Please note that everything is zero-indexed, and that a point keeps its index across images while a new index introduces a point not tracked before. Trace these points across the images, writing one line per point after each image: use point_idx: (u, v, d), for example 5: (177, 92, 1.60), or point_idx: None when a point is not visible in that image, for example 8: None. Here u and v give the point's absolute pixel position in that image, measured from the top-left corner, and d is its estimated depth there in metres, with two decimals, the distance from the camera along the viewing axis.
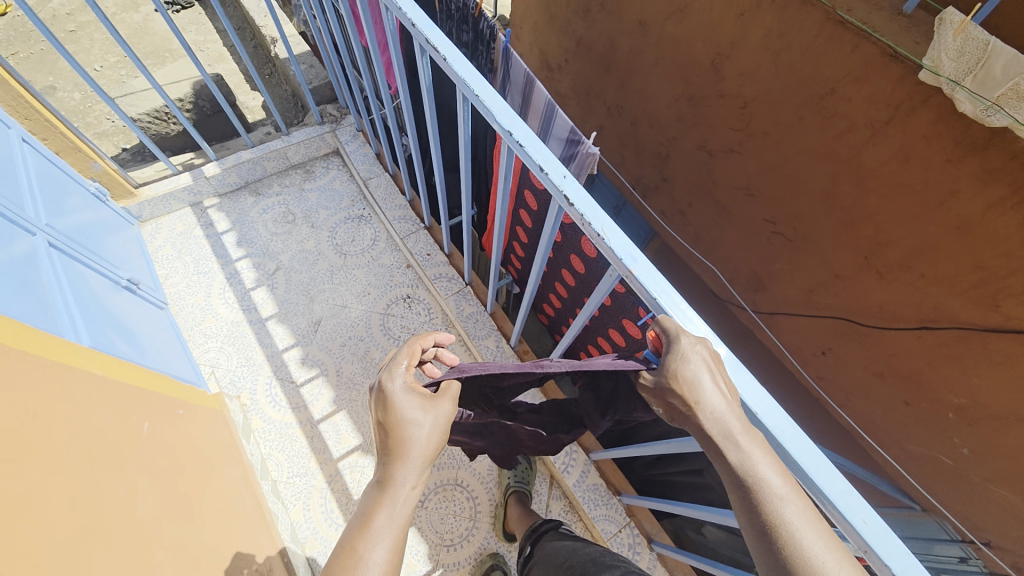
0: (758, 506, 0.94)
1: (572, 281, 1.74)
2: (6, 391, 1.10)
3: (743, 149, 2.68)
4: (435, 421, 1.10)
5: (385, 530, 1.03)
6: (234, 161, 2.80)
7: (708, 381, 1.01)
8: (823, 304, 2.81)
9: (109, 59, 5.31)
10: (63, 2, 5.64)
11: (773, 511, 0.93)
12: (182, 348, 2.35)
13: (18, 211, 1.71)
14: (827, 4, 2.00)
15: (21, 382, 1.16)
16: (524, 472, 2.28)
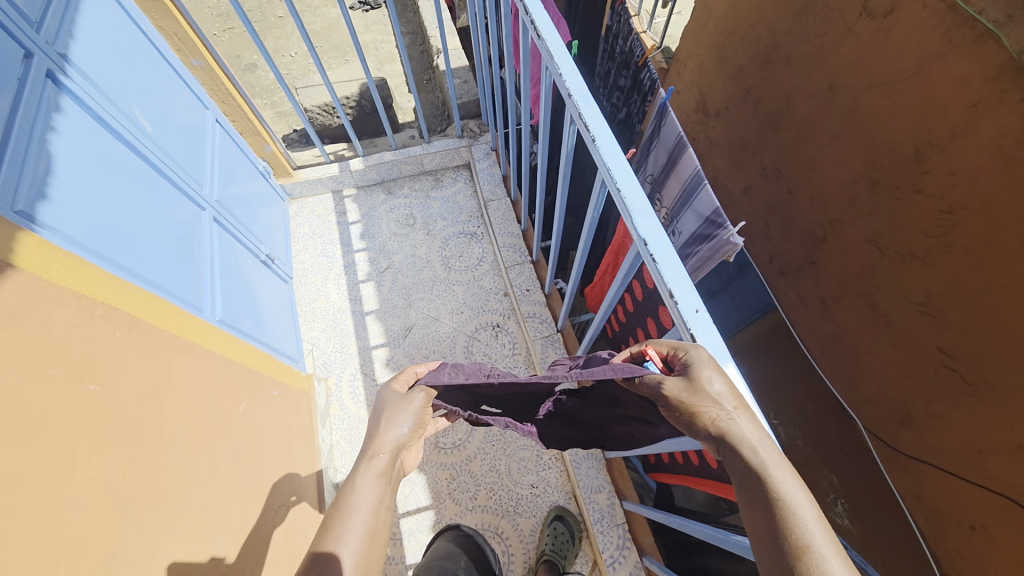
0: (777, 530, 0.86)
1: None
2: (133, 372, 1.24)
3: (929, 259, 2.16)
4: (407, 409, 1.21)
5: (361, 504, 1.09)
6: (376, 160, 3.00)
7: (725, 397, 0.98)
8: (993, 473, 2.17)
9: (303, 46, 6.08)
10: None
11: (798, 533, 0.85)
12: (292, 324, 2.59)
13: (196, 190, 1.98)
14: None
15: (149, 363, 1.31)
16: (562, 543, 2.08)
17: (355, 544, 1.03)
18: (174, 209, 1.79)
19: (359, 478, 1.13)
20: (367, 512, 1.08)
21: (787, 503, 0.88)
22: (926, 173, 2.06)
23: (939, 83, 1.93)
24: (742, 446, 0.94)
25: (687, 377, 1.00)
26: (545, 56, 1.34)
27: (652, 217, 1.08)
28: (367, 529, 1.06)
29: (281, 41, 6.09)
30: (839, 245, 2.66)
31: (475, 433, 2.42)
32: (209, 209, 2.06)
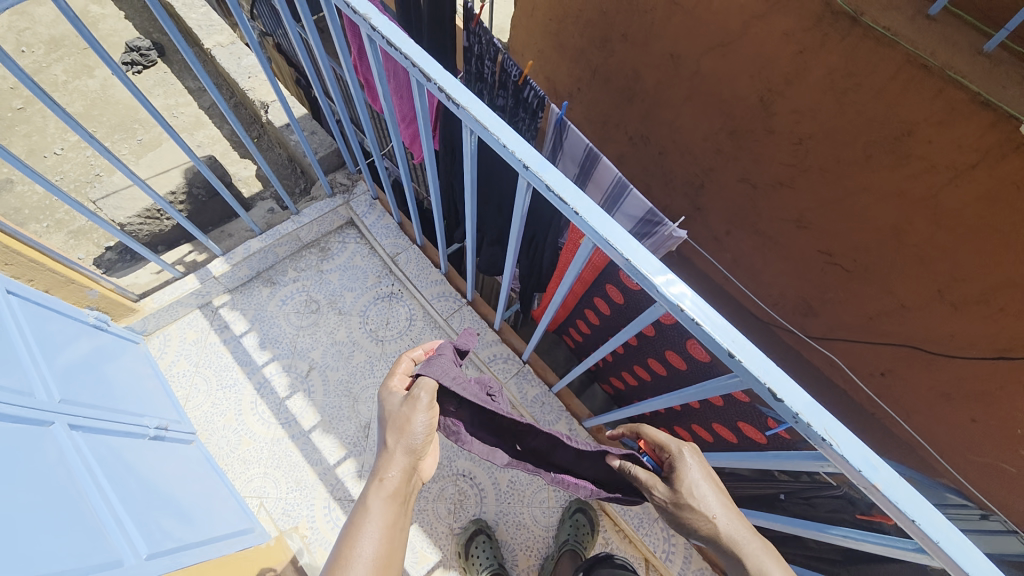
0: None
1: (663, 371, 1.62)
2: None
3: (793, 184, 2.54)
4: (418, 420, 1.21)
5: (372, 530, 1.11)
6: (241, 253, 2.49)
7: (707, 498, 1.15)
8: (883, 330, 2.65)
9: (69, 138, 4.76)
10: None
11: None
12: (225, 487, 2.08)
13: (29, 401, 1.42)
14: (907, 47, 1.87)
15: None
16: (581, 529, 2.12)
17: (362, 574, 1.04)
18: (13, 448, 1.26)
19: (369, 500, 1.16)
20: (376, 538, 1.10)
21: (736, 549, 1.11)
22: (774, 116, 2.40)
23: (767, 38, 2.23)
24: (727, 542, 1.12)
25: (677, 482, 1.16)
26: (471, 125, 1.18)
27: (674, 278, 1.00)
28: (376, 557, 1.08)
29: (32, 139, 4.66)
30: (715, 188, 2.97)
31: (487, 503, 2.24)
32: (58, 417, 1.50)
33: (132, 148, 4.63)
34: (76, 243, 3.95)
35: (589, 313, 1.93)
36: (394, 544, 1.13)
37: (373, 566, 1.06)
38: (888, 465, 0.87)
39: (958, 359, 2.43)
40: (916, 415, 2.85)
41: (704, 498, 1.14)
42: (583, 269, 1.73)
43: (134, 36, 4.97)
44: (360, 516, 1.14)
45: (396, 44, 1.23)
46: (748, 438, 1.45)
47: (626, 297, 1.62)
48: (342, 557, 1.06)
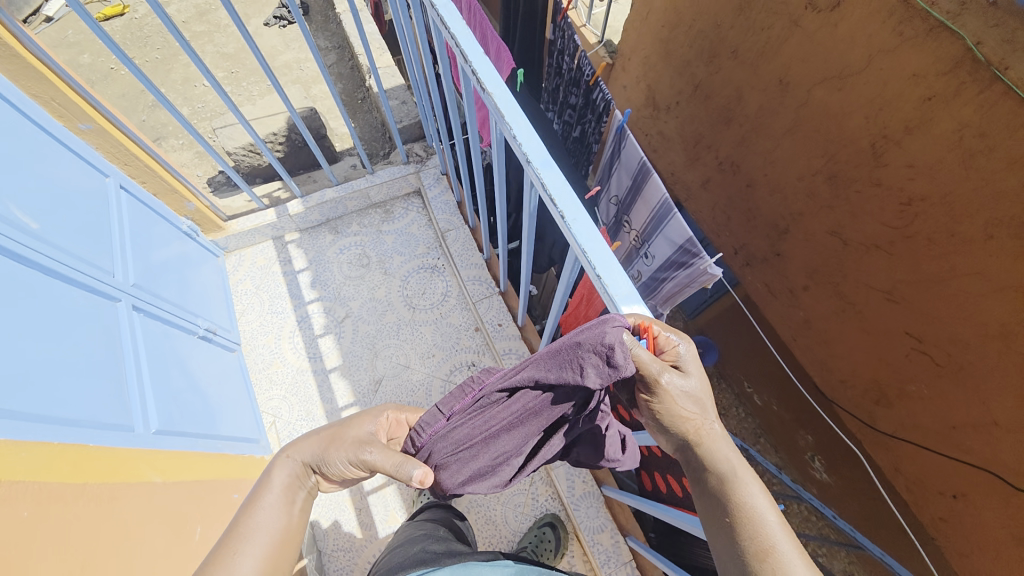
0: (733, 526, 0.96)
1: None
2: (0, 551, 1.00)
3: (891, 250, 2.18)
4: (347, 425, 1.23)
5: (272, 508, 1.10)
6: (317, 199, 2.74)
7: (699, 397, 1.01)
8: (966, 447, 2.21)
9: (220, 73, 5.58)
10: (181, 7, 5.87)
11: (760, 539, 0.92)
12: (248, 399, 2.34)
13: (107, 280, 1.72)
14: None
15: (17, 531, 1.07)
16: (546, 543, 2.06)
17: (262, 546, 1.03)
18: (77, 312, 1.53)
19: (271, 480, 1.15)
20: (276, 516, 1.09)
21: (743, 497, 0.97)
22: (883, 166, 2.07)
23: (892, 77, 1.92)
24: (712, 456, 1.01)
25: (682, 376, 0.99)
26: (493, 111, 1.19)
27: (641, 304, 0.97)
28: (277, 534, 1.07)
29: (190, 70, 5.55)
30: (799, 236, 2.65)
31: None
32: (124, 297, 1.78)
33: (261, 91, 5.30)
34: (198, 163, 4.64)
35: None
36: (296, 525, 1.11)
37: (275, 540, 1.05)
38: None
39: None
40: (987, 556, 2.34)
41: (700, 402, 1.01)
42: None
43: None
44: (262, 497, 1.12)
45: (448, 25, 1.28)
46: None
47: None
48: (242, 527, 1.05)
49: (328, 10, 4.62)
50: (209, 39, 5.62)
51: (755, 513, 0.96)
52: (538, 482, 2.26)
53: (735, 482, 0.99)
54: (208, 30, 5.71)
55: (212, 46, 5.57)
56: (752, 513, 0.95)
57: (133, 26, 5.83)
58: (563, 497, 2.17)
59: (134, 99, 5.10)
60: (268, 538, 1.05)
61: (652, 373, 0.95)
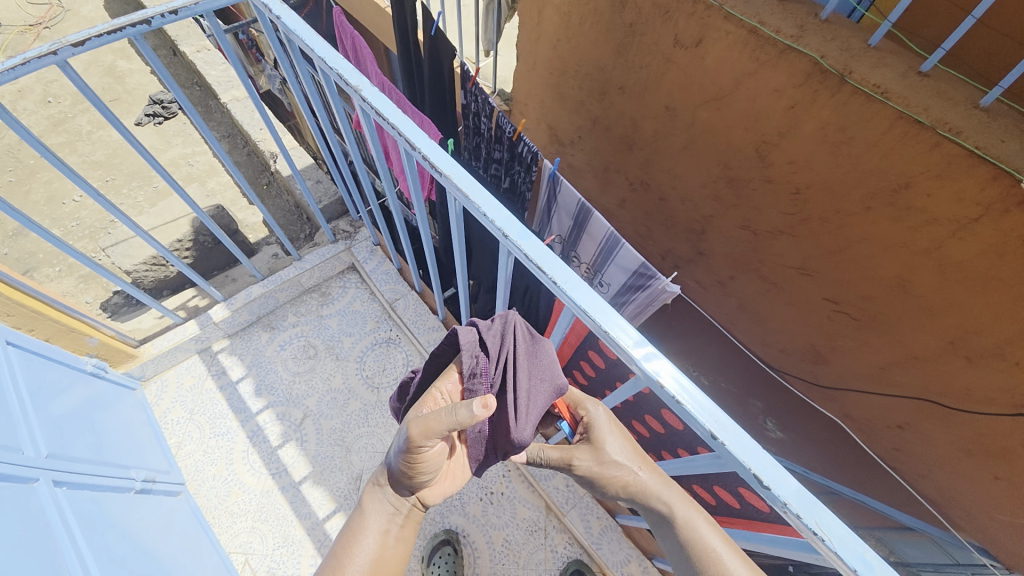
0: (696, 565, 1.04)
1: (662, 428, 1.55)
2: None
3: (795, 233, 2.52)
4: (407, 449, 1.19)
5: (368, 538, 1.26)
6: (243, 299, 2.53)
7: (631, 461, 1.18)
8: (897, 381, 2.56)
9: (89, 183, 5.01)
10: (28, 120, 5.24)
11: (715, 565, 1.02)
12: (211, 543, 2.02)
13: (17, 459, 1.47)
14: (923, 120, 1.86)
15: None
16: None
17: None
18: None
19: (366, 509, 1.30)
20: (370, 548, 1.26)
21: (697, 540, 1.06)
22: (770, 165, 2.42)
23: (759, 93, 2.28)
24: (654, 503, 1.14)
25: (595, 442, 1.19)
26: (453, 191, 1.20)
27: (657, 353, 0.97)
28: (369, 568, 1.23)
29: (54, 186, 4.92)
30: (715, 235, 2.96)
31: (480, 563, 2.13)
32: (42, 473, 1.54)
33: (147, 195, 4.83)
34: (85, 287, 4.05)
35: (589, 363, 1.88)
36: (391, 553, 1.28)
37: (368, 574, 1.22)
38: (885, 562, 0.80)
39: (979, 416, 2.30)
40: (938, 471, 2.69)
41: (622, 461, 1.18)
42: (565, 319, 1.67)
43: (158, 90, 5.37)
44: (359, 524, 1.29)
45: (384, 115, 1.28)
46: (751, 505, 1.36)
47: (608, 363, 1.56)
48: (341, 564, 1.22)
49: (207, 100, 4.41)
50: (71, 149, 5.06)
51: (710, 549, 1.05)
52: (553, 531, 2.19)
53: (681, 524, 1.09)
54: (68, 141, 5.14)
55: (76, 156, 5.01)
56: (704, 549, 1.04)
57: None
58: (584, 540, 2.13)
59: None
60: (365, 574, 1.22)
61: (572, 445, 1.21)
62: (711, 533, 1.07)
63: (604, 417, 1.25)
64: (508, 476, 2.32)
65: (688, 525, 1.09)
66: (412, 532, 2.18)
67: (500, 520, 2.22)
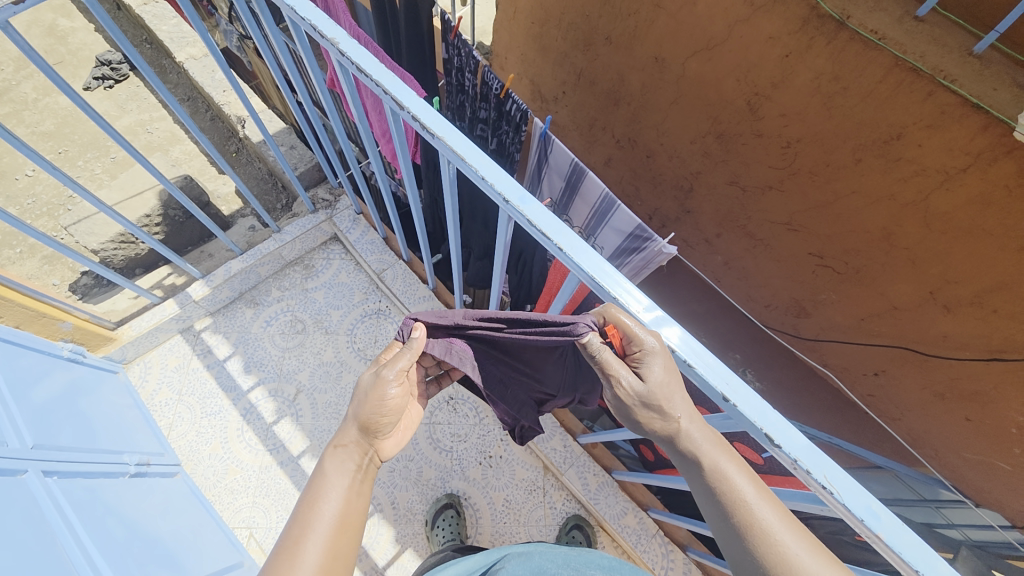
0: (727, 511, 0.94)
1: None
2: None
3: (783, 188, 2.50)
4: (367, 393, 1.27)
5: (332, 491, 1.13)
6: (223, 275, 2.43)
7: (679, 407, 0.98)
8: (877, 332, 2.64)
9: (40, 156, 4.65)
10: None
11: (749, 514, 0.92)
12: (214, 520, 2.03)
13: (3, 451, 1.42)
14: (923, 68, 1.80)
15: None
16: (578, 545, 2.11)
17: (324, 531, 1.06)
18: None
19: (327, 465, 1.18)
20: (336, 499, 1.12)
21: (737, 494, 0.94)
22: (761, 119, 2.37)
23: (752, 41, 2.21)
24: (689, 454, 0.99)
25: (644, 384, 0.95)
26: (446, 153, 1.13)
27: (670, 320, 0.96)
28: (335, 518, 1.09)
29: (3, 161, 4.56)
30: (704, 192, 2.93)
31: (482, 524, 2.18)
32: (30, 464, 1.49)
33: (106, 167, 4.52)
34: (50, 268, 3.84)
35: None
36: (357, 507, 1.14)
37: (336, 523, 1.08)
38: (890, 511, 0.84)
39: (953, 360, 2.40)
40: (911, 412, 2.84)
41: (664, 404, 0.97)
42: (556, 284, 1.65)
43: (105, 50, 4.93)
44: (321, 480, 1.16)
45: (365, 70, 1.18)
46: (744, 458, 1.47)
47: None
48: (300, 520, 1.07)
49: (161, 60, 4.07)
50: (17, 119, 4.67)
51: (745, 500, 0.93)
52: (551, 489, 2.27)
53: (721, 473, 0.96)
54: (12, 110, 4.73)
55: (24, 127, 4.63)
56: (742, 499, 0.93)
57: None
58: (581, 496, 2.21)
59: None
60: (326, 529, 1.06)
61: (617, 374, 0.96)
62: (747, 485, 0.95)
63: (664, 353, 0.96)
64: (505, 440, 2.36)
65: (730, 473, 0.96)
66: (413, 498, 2.22)
67: (499, 482, 2.28)
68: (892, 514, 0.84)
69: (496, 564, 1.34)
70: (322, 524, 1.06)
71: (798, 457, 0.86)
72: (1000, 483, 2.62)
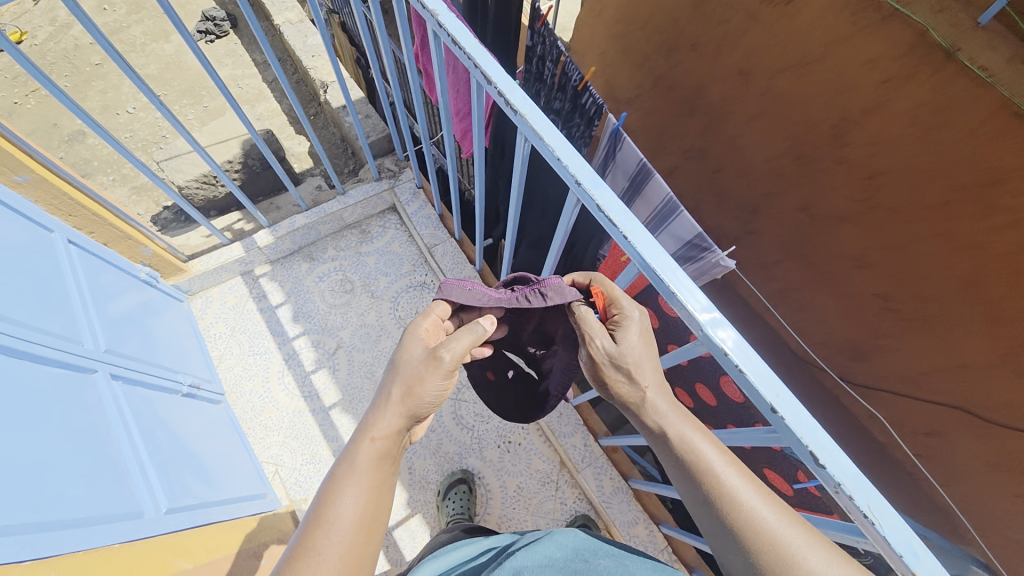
0: (696, 481, 0.93)
1: None
2: None
3: (857, 221, 2.39)
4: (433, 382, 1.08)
5: (355, 489, 0.99)
6: (287, 227, 2.55)
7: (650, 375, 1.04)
8: (936, 388, 2.47)
9: (141, 98, 5.05)
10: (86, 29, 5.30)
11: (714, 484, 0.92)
12: (246, 450, 2.16)
13: (77, 350, 1.57)
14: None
15: None
16: None
17: (343, 539, 0.93)
18: (56, 391, 1.39)
19: (357, 454, 1.03)
20: (360, 499, 0.99)
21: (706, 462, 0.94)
22: (845, 145, 2.27)
23: (850, 64, 2.14)
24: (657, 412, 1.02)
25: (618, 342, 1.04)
26: (526, 131, 1.16)
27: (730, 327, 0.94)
28: (359, 522, 0.97)
29: (109, 95, 4.99)
30: (769, 215, 2.84)
31: (493, 502, 2.22)
32: (101, 366, 1.64)
33: (197, 114, 4.86)
34: (137, 199, 4.19)
35: None
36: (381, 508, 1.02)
37: (359, 529, 0.96)
38: (933, 553, 0.80)
39: (1018, 431, 2.22)
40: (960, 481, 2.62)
41: (639, 363, 1.04)
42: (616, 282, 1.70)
43: (212, 6, 5.30)
44: (344, 468, 1.02)
45: (459, 41, 1.22)
46: None
47: None
48: (319, 517, 0.95)
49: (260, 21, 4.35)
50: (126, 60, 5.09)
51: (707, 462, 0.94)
52: (564, 485, 2.27)
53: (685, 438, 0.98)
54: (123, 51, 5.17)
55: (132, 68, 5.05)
56: (704, 463, 0.93)
57: (32, 51, 5.12)
58: (594, 497, 2.20)
59: (47, 133, 4.49)
60: (347, 536, 0.94)
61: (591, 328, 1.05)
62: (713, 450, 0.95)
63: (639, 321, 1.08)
64: (526, 428, 2.39)
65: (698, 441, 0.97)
66: (430, 467, 2.29)
67: (515, 468, 2.30)
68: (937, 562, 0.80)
69: (510, 545, 1.37)
70: (343, 529, 0.94)
71: (819, 454, 0.85)
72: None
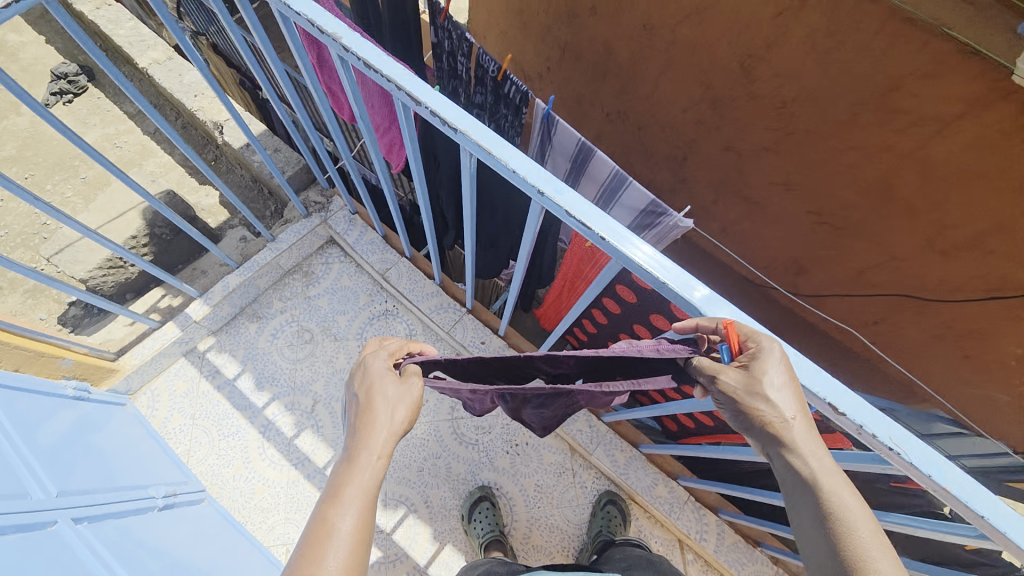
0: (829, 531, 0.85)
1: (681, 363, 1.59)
2: None
3: (779, 149, 2.52)
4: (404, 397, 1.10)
5: (350, 505, 0.94)
6: (221, 291, 2.39)
7: (792, 405, 0.93)
8: (875, 282, 2.70)
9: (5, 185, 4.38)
10: None
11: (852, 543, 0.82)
12: (248, 540, 2.00)
13: (27, 504, 1.35)
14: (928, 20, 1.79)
15: None
16: (611, 519, 2.13)
17: (342, 552, 0.88)
18: (23, 553, 1.19)
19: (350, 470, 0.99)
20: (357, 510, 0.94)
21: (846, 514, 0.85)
22: (754, 81, 2.37)
23: (745, 2, 2.20)
24: (799, 450, 0.91)
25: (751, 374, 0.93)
26: (470, 148, 1.08)
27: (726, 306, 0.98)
28: (356, 538, 0.90)
29: None
30: (699, 160, 2.93)
31: (517, 508, 2.21)
32: (59, 513, 1.42)
33: (77, 188, 4.29)
34: (34, 302, 3.68)
35: (592, 318, 1.77)
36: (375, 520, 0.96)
37: (358, 539, 0.90)
38: (953, 463, 0.86)
39: (950, 303, 2.46)
40: (912, 355, 2.89)
41: (782, 398, 0.93)
42: (589, 270, 1.66)
43: (62, 62, 4.64)
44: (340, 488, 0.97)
45: (372, 64, 1.11)
46: None
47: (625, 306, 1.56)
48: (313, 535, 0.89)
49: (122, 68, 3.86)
50: None
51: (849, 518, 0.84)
52: (579, 469, 2.29)
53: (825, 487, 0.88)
54: None
55: None
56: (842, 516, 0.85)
57: None
58: (612, 473, 2.23)
59: None
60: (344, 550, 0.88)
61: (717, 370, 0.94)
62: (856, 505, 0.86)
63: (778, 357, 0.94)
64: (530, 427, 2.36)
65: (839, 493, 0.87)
66: (446, 494, 2.22)
67: (528, 468, 2.28)
68: (964, 473, 0.86)
69: None
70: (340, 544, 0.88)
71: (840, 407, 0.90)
72: (999, 416, 2.68)
